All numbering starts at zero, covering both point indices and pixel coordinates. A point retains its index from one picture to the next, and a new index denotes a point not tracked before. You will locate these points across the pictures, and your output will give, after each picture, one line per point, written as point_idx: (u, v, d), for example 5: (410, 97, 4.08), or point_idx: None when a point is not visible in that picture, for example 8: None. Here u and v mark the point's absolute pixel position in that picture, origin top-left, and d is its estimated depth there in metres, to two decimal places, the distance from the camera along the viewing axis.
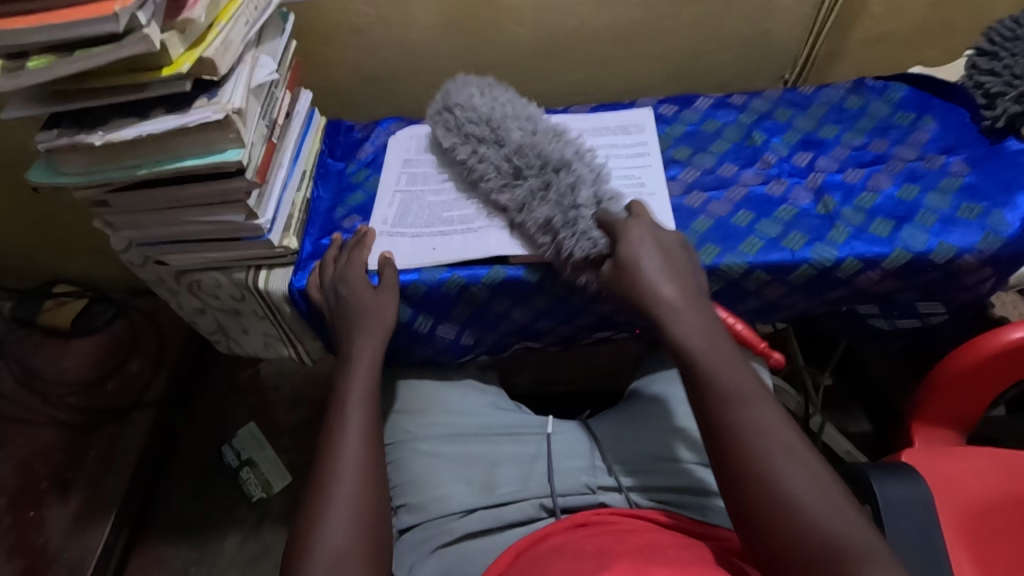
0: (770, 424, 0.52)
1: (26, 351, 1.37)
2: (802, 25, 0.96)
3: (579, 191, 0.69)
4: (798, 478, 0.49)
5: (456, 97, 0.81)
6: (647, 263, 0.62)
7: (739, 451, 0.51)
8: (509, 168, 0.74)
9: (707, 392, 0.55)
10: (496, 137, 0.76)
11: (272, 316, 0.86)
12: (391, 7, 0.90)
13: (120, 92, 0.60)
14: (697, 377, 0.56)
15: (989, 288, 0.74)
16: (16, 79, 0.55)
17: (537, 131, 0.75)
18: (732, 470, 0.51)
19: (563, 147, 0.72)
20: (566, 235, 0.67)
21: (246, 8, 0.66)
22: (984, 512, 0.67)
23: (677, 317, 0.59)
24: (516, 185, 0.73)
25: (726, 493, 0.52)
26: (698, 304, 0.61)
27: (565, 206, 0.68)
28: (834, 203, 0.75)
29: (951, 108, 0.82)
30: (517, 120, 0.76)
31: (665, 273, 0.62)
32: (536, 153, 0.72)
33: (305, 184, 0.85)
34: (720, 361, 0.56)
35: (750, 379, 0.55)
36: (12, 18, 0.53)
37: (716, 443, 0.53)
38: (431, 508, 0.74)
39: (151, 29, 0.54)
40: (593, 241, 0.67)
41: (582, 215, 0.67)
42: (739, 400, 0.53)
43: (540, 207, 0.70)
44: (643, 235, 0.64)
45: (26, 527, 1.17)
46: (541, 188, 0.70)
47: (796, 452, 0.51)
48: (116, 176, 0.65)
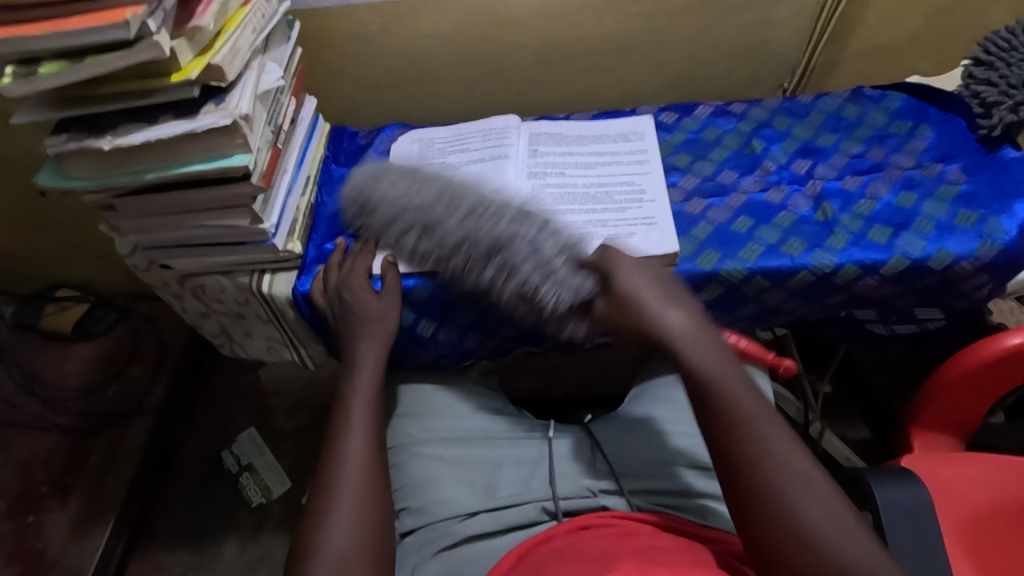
0: (782, 452, 0.52)
1: (27, 356, 1.38)
2: (800, 35, 0.98)
3: (542, 249, 0.68)
4: (813, 509, 0.49)
5: (380, 185, 0.77)
6: (647, 294, 0.61)
7: (754, 484, 0.51)
8: (459, 253, 0.71)
9: (718, 419, 0.54)
10: (427, 227, 0.73)
11: (275, 320, 0.86)
12: (395, 16, 0.91)
13: (129, 98, 0.61)
14: (709, 404, 0.55)
15: (986, 294, 0.75)
16: (27, 85, 0.56)
17: (470, 207, 0.72)
18: (748, 497, 0.51)
19: (500, 211, 0.71)
20: (545, 292, 0.67)
21: (253, 16, 0.67)
22: (982, 517, 0.68)
23: (686, 342, 0.58)
24: (473, 271, 0.71)
25: (740, 517, 0.52)
26: (704, 327, 0.60)
27: (535, 265, 0.67)
28: (832, 210, 0.76)
29: (947, 116, 0.83)
30: (446, 204, 0.73)
31: (670, 301, 0.61)
32: (479, 234, 0.70)
33: (309, 189, 0.86)
34: (730, 387, 0.55)
35: (761, 404, 0.54)
36: (25, 25, 0.54)
37: (730, 473, 0.53)
38: (434, 511, 0.75)
39: (161, 36, 0.55)
40: (574, 289, 0.66)
41: (556, 268, 0.67)
42: (753, 429, 0.53)
43: (509, 282, 0.69)
44: (633, 268, 0.64)
45: (25, 531, 1.17)
46: (499, 261, 0.69)
47: (810, 483, 0.50)
48: (123, 181, 0.66)
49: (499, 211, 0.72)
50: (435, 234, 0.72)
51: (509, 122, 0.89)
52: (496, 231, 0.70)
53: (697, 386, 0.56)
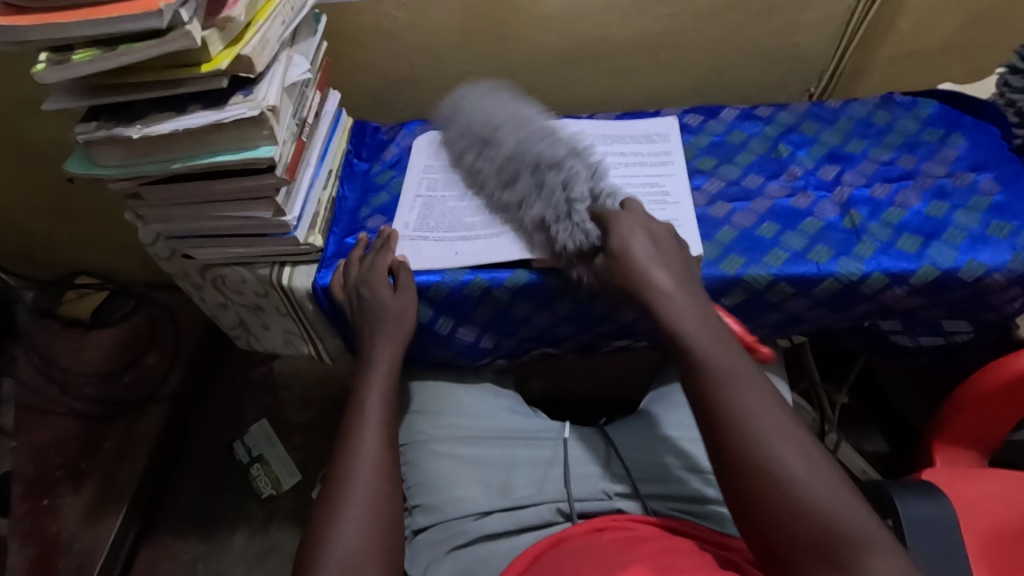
0: (764, 406, 0.51)
1: (45, 340, 1.39)
2: (829, 40, 0.96)
3: (572, 187, 0.70)
4: (793, 458, 0.48)
5: (465, 100, 0.84)
6: (639, 250, 0.62)
7: (732, 432, 0.51)
8: (506, 174, 0.76)
9: (701, 377, 0.54)
10: (507, 130, 0.77)
11: (294, 313, 0.87)
12: (421, 11, 0.91)
13: (159, 87, 0.61)
14: (693, 363, 0.55)
15: (1017, 308, 0.73)
16: (60, 71, 0.57)
17: (536, 129, 0.76)
18: (723, 445, 0.51)
19: (560, 142, 0.75)
20: (556, 230, 0.68)
21: (282, 8, 0.67)
22: (1007, 536, 0.66)
23: (667, 301, 0.59)
24: (515, 189, 0.74)
25: (718, 470, 0.51)
26: (693, 294, 0.61)
27: (559, 201, 0.69)
28: (860, 217, 0.74)
29: (981, 125, 0.82)
30: (511, 124, 0.77)
31: (657, 262, 0.62)
32: (529, 153, 0.74)
33: (331, 183, 0.86)
34: (712, 345, 0.55)
35: (744, 366, 0.54)
36: (61, 12, 0.55)
37: (710, 425, 0.53)
38: (447, 509, 0.74)
39: (193, 26, 0.55)
40: (584, 232, 0.67)
41: (575, 211, 0.68)
42: (737, 384, 0.53)
43: (536, 204, 0.71)
44: (634, 223, 0.65)
45: (39, 515, 1.18)
46: (541, 190, 0.71)
47: (793, 435, 0.50)
48: (150, 170, 0.66)
49: (559, 144, 0.74)
50: (496, 150, 0.77)
51: None
52: (552, 152, 0.73)
53: (682, 348, 0.57)
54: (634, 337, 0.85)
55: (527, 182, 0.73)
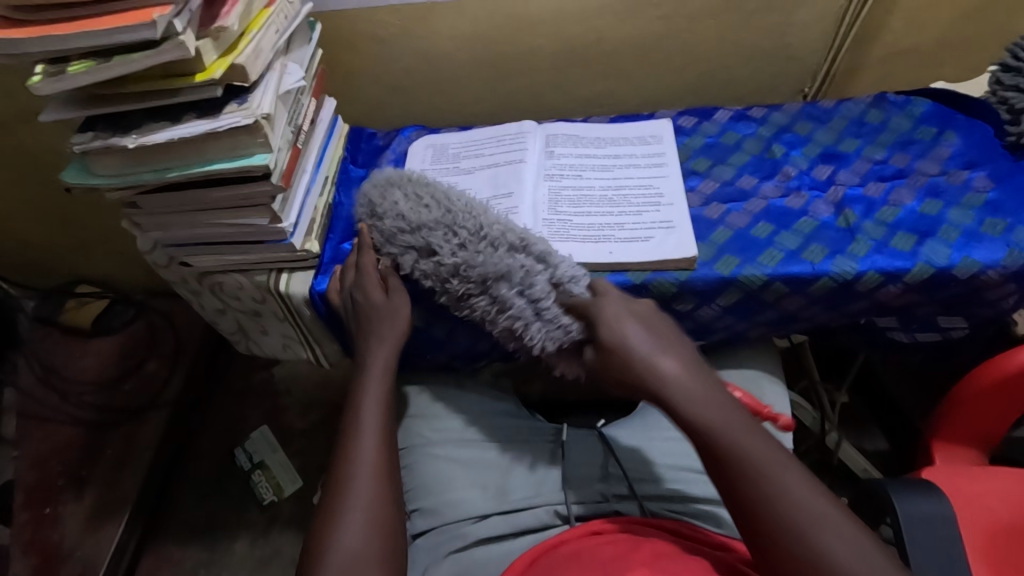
0: (801, 491, 0.49)
1: (46, 348, 1.39)
2: (822, 40, 0.96)
3: (535, 287, 0.66)
4: (839, 548, 0.46)
5: (390, 193, 0.75)
6: (635, 339, 0.59)
7: (773, 527, 0.49)
8: (460, 278, 0.68)
9: (728, 469, 0.52)
10: (444, 227, 0.69)
11: (292, 319, 0.87)
12: (415, 18, 0.91)
13: (153, 97, 0.62)
14: (718, 455, 0.52)
15: (1012, 305, 0.73)
16: (56, 83, 0.57)
17: (467, 233, 0.69)
18: (766, 537, 0.49)
19: (500, 238, 0.68)
20: (530, 331, 0.66)
21: (275, 17, 0.68)
22: (1004, 533, 0.66)
23: (680, 390, 0.56)
24: (471, 298, 0.69)
25: (763, 561, 0.49)
26: (703, 374, 0.58)
27: (524, 304, 0.66)
28: (854, 216, 0.75)
29: (974, 123, 0.82)
30: (444, 230, 0.69)
31: (661, 348, 0.59)
32: (475, 260, 0.67)
33: (328, 189, 0.86)
34: (734, 432, 0.53)
35: (769, 448, 0.52)
36: (55, 25, 0.55)
37: (747, 518, 0.50)
38: (446, 513, 0.75)
39: (187, 36, 0.56)
40: (562, 329, 0.66)
41: (546, 308, 0.66)
42: (766, 475, 0.50)
43: (500, 316, 0.68)
44: (620, 311, 0.62)
45: (42, 523, 1.19)
46: (497, 288, 0.67)
47: (830, 520, 0.48)
48: (147, 178, 0.67)
49: (495, 240, 0.68)
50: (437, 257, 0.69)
51: (525, 126, 0.89)
52: (490, 262, 0.67)
53: (701, 441, 0.54)
54: None
55: (480, 293, 0.68)
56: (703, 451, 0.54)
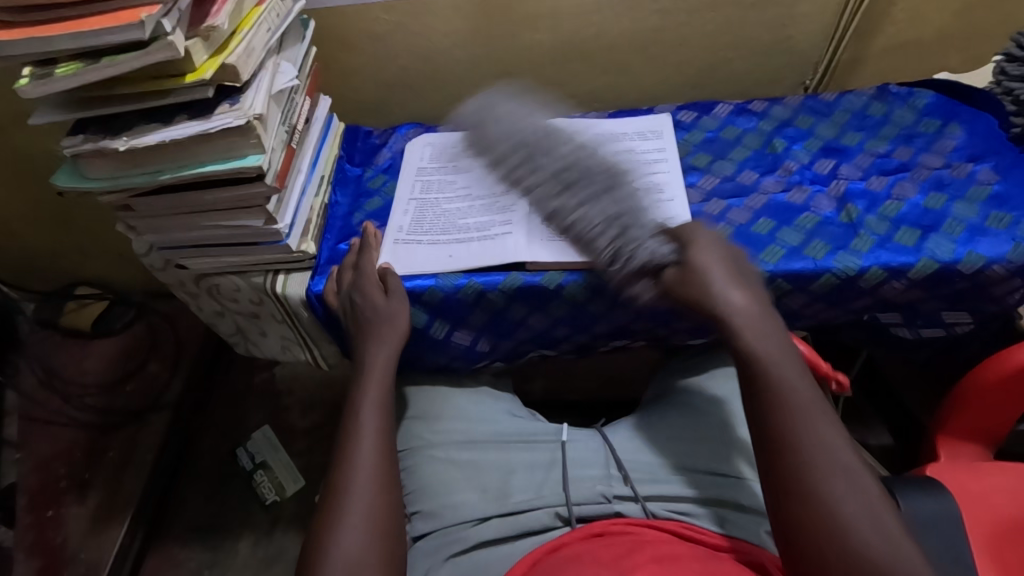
0: (834, 442, 0.51)
1: (46, 351, 1.38)
2: (823, 32, 0.95)
3: (635, 205, 0.69)
4: (853, 502, 0.48)
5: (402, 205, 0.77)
6: (716, 269, 0.61)
7: (789, 458, 0.51)
8: (558, 172, 0.74)
9: (762, 394, 0.54)
10: (547, 149, 0.76)
11: (289, 321, 0.86)
12: (411, 14, 0.90)
13: (145, 99, 0.61)
14: (758, 383, 0.55)
15: (1018, 300, 0.72)
16: (43, 86, 0.56)
17: (573, 149, 0.76)
18: (779, 464, 0.51)
19: (598, 161, 0.74)
20: (621, 241, 0.67)
21: (268, 16, 0.67)
22: (1010, 529, 0.66)
23: (744, 320, 0.58)
24: (561, 199, 0.72)
25: (767, 484, 0.52)
26: (768, 316, 0.59)
27: (618, 211, 0.68)
28: (857, 211, 0.74)
29: (979, 115, 0.81)
30: (545, 140, 0.77)
31: (733, 281, 0.61)
32: (577, 165, 0.73)
33: (323, 189, 0.86)
34: (786, 372, 0.54)
35: (814, 396, 0.53)
36: (42, 26, 0.54)
37: (766, 446, 0.53)
38: (445, 516, 0.74)
39: (176, 36, 0.55)
40: (651, 248, 0.66)
41: (637, 226, 0.67)
42: (805, 415, 0.52)
43: (588, 212, 0.69)
44: (712, 241, 0.64)
45: (45, 526, 1.18)
46: (600, 198, 0.70)
47: (855, 476, 0.49)
48: (139, 181, 0.66)
49: (600, 160, 0.75)
50: (540, 164, 0.76)
51: None
52: (598, 170, 0.73)
53: (751, 372, 0.56)
54: (631, 337, 0.84)
55: (575, 194, 0.71)
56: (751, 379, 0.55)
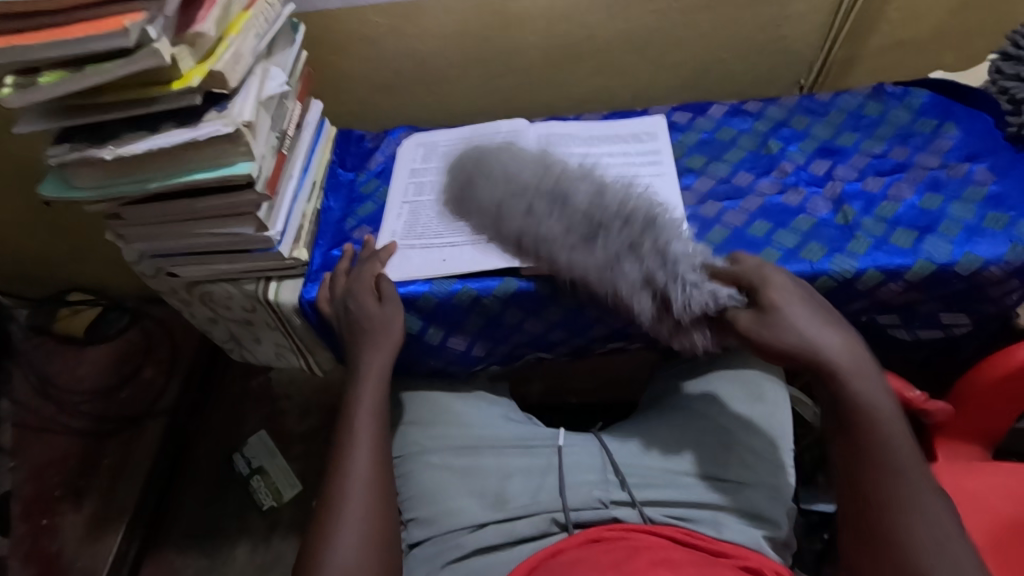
0: (935, 516, 0.53)
1: (40, 357, 1.37)
2: (818, 31, 0.94)
3: (672, 245, 0.65)
4: (941, 565, 0.51)
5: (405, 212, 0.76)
6: (798, 314, 0.58)
7: (890, 522, 0.54)
8: (583, 226, 0.68)
9: (867, 452, 0.56)
10: (550, 195, 0.70)
11: (283, 327, 0.85)
12: (403, 17, 0.90)
13: (131, 107, 0.60)
14: (864, 439, 0.57)
15: (1016, 300, 0.72)
16: (27, 95, 0.55)
17: (597, 186, 0.71)
18: (879, 525, 0.54)
19: (630, 197, 0.69)
20: (675, 292, 0.63)
21: (256, 21, 0.66)
22: (1008, 529, 0.65)
23: (846, 367, 0.57)
24: (602, 246, 0.67)
25: (863, 542, 0.55)
26: (864, 352, 0.59)
27: (660, 259, 0.65)
28: (853, 212, 0.73)
29: (975, 114, 0.80)
30: (567, 180, 0.71)
31: (825, 323, 0.59)
32: (602, 207, 0.69)
33: (315, 195, 0.85)
34: (888, 430, 0.56)
35: (913, 456, 0.56)
36: (25, 34, 0.53)
37: (867, 503, 0.55)
38: (442, 522, 0.73)
39: (162, 44, 0.54)
40: (711, 294, 0.62)
41: (686, 272, 0.63)
42: (906, 478, 0.55)
43: (629, 263, 0.66)
44: (782, 285, 0.60)
45: (40, 534, 1.18)
46: (632, 255, 0.66)
47: (945, 535, 0.52)
48: (126, 190, 0.65)
49: (623, 192, 0.70)
50: (548, 215, 0.69)
51: (517, 125, 0.88)
52: (626, 207, 0.68)
53: (846, 413, 0.57)
54: (628, 340, 0.84)
55: (612, 237, 0.67)
56: (845, 420, 0.57)
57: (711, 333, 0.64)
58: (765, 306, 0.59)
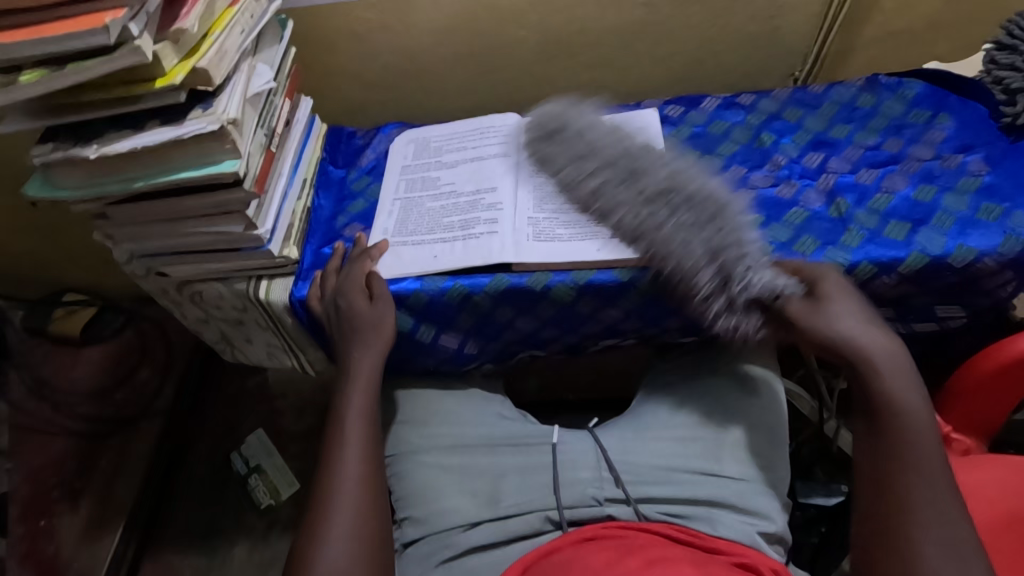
0: (946, 511, 0.53)
1: (35, 359, 1.36)
2: (811, 22, 0.94)
3: (745, 233, 0.68)
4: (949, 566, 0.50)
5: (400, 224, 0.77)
6: (848, 314, 0.61)
7: (897, 509, 0.54)
8: (653, 199, 0.71)
9: (886, 443, 0.57)
10: (625, 168, 0.74)
11: (275, 327, 0.85)
12: (392, 12, 0.89)
13: (115, 105, 0.60)
14: (886, 431, 0.57)
15: (1011, 292, 0.71)
16: (9, 94, 0.55)
17: (674, 170, 0.73)
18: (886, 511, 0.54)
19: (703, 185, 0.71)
20: (747, 273, 0.65)
21: (241, 17, 0.66)
22: (1007, 523, 0.65)
23: (882, 364, 0.59)
24: (672, 215, 0.69)
25: (864, 525, 0.55)
26: (905, 361, 0.60)
27: (732, 238, 0.67)
28: (846, 205, 0.73)
29: (968, 105, 0.80)
30: (627, 160, 0.75)
31: (872, 326, 0.61)
32: (683, 182, 0.72)
33: (305, 193, 0.85)
34: (914, 427, 0.57)
35: (936, 459, 0.55)
36: (5, 33, 0.53)
37: (878, 490, 0.56)
38: (436, 521, 0.73)
39: (144, 40, 0.53)
40: (777, 279, 0.65)
41: (757, 259, 0.66)
42: (921, 473, 0.55)
43: (696, 236, 0.67)
44: (842, 289, 0.63)
45: (38, 536, 1.17)
46: (703, 227, 0.68)
47: (957, 536, 0.51)
48: (112, 189, 0.65)
49: (694, 176, 0.73)
50: (617, 194, 0.72)
51: (508, 120, 0.87)
52: (701, 191, 0.71)
53: (878, 413, 0.58)
54: (622, 336, 0.83)
55: (684, 211, 0.69)
56: (879, 423, 0.58)
57: (760, 320, 0.66)
58: (820, 296, 0.63)
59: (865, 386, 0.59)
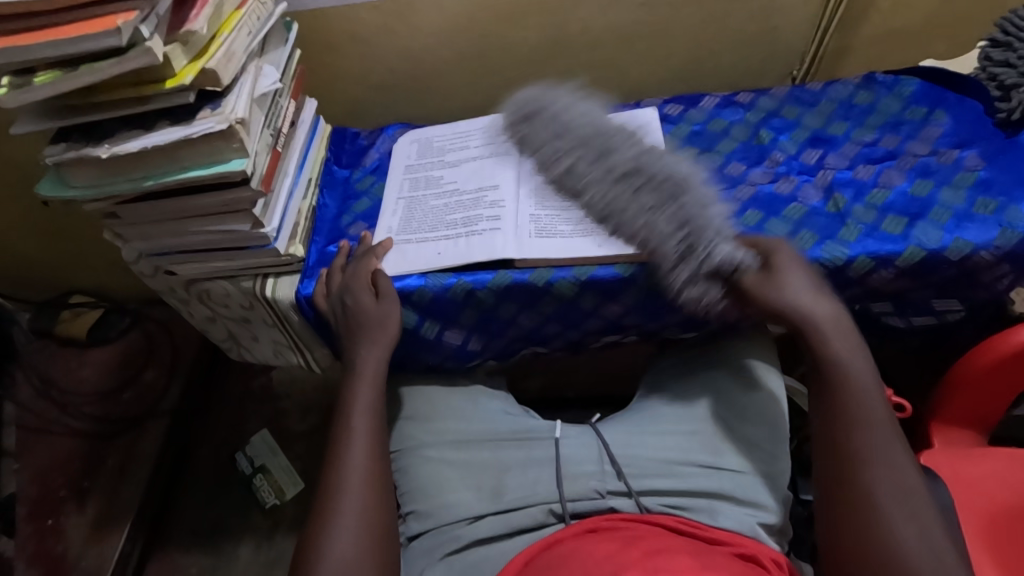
0: (899, 467, 0.57)
1: (43, 361, 1.38)
2: (809, 22, 0.95)
3: (709, 210, 0.69)
4: (907, 526, 0.54)
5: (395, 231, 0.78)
6: (797, 283, 0.64)
7: (854, 469, 0.58)
8: (623, 180, 0.73)
9: (835, 406, 0.61)
10: (600, 151, 0.75)
11: (280, 324, 0.86)
12: (395, 15, 0.90)
13: (126, 106, 0.61)
14: (834, 395, 0.61)
15: (1007, 286, 0.72)
16: (23, 95, 0.56)
17: (649, 151, 0.75)
18: (843, 471, 0.58)
19: (675, 170, 0.73)
20: (711, 249, 0.67)
21: (248, 19, 0.67)
22: (1005, 515, 0.66)
23: (826, 326, 0.63)
24: (637, 196, 0.71)
25: (824, 486, 0.59)
26: (847, 323, 0.64)
27: (697, 215, 0.68)
28: (844, 200, 0.74)
29: (964, 101, 0.81)
30: (622, 138, 0.76)
31: (818, 292, 0.65)
32: (652, 167, 0.73)
33: (310, 192, 0.86)
34: (861, 389, 0.60)
35: (882, 416, 0.60)
36: (19, 35, 0.54)
37: (834, 452, 0.60)
38: (440, 515, 0.74)
39: (155, 42, 0.55)
40: (738, 251, 0.67)
41: (721, 232, 0.68)
42: (869, 428, 0.59)
43: (658, 217, 0.69)
44: (791, 258, 0.66)
45: (46, 535, 1.18)
46: (664, 206, 0.70)
47: (907, 491, 0.56)
48: (123, 188, 0.66)
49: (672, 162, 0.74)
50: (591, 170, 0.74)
51: None
52: (671, 175, 0.72)
53: (825, 375, 0.62)
54: (623, 331, 0.84)
55: (649, 189, 0.71)
56: (827, 386, 0.62)
57: (722, 292, 0.67)
58: (773, 266, 0.66)
59: (814, 357, 0.63)
